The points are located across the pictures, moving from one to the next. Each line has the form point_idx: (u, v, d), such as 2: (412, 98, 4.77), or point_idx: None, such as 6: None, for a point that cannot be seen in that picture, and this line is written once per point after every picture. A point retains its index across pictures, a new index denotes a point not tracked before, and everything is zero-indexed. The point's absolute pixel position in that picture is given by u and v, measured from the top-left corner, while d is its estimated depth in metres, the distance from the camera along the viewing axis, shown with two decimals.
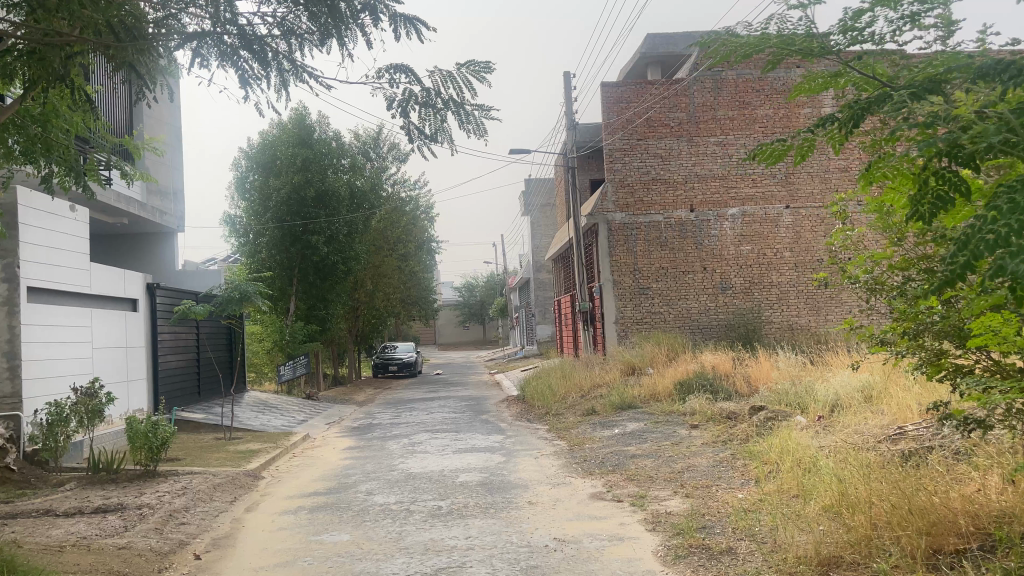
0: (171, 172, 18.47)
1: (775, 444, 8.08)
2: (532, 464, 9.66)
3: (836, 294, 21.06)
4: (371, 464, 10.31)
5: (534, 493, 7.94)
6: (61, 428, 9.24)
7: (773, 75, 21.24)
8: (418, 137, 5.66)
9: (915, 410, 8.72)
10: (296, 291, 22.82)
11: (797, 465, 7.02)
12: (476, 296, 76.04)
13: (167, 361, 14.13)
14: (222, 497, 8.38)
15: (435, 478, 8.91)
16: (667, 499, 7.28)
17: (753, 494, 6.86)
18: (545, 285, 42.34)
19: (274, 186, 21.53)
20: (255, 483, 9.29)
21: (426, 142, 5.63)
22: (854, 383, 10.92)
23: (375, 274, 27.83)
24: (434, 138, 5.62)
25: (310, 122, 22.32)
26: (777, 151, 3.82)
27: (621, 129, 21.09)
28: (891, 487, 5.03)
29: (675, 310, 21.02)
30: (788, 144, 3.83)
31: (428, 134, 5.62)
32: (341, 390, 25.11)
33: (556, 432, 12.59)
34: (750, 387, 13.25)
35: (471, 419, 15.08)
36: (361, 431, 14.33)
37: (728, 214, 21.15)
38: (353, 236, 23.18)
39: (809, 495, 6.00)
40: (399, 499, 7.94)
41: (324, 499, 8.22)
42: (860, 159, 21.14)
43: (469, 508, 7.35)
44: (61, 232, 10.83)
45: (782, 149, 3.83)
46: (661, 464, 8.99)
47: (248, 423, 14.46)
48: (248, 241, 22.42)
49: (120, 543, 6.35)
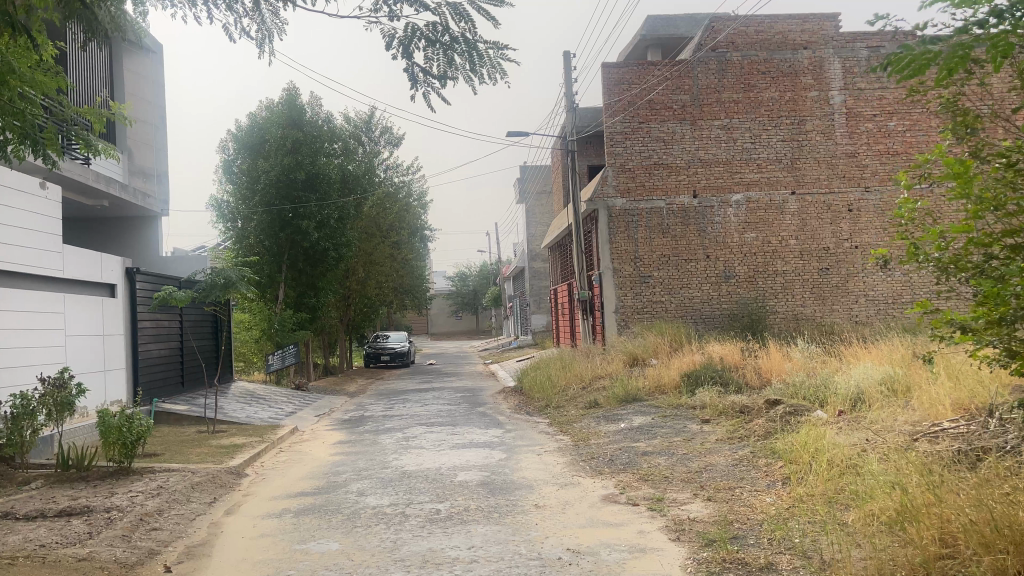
0: (156, 153, 17.78)
1: (803, 442, 7.45)
2: (535, 462, 9.00)
3: (842, 284, 20.40)
4: (363, 461, 9.62)
5: (541, 495, 7.28)
6: (27, 423, 8.49)
7: (780, 56, 20.60)
8: (423, 81, 4.97)
9: (948, 406, 8.18)
10: (285, 278, 22.04)
11: (833, 469, 6.39)
12: (469, 286, 75.24)
13: (147, 350, 13.41)
14: (200, 499, 7.69)
15: (432, 478, 8.24)
16: (688, 503, 6.65)
17: (786, 499, 6.24)
18: (541, 275, 41.69)
19: (262, 168, 20.74)
20: (238, 482, 8.61)
21: (432, 85, 4.94)
22: (875, 375, 10.31)
23: (367, 262, 27.08)
24: (441, 80, 4.93)
25: (301, 103, 21.51)
26: (919, 61, 3.48)
27: (621, 111, 20.48)
28: (963, 499, 4.45)
29: (677, 300, 20.38)
30: (936, 52, 3.46)
31: (435, 76, 4.93)
32: (332, 381, 24.39)
33: (558, 427, 11.94)
34: (761, 379, 12.64)
35: (467, 412, 14.42)
36: (352, 424, 13.65)
37: (732, 199, 20.51)
38: (345, 222, 22.44)
39: (860, 500, 5.40)
40: (393, 501, 7.27)
41: (313, 500, 7.55)
42: (869, 145, 20.58)
43: (470, 512, 6.69)
44: (30, 210, 10.13)
45: (930, 57, 3.45)
46: (676, 462, 8.34)
47: (234, 416, 13.76)
48: (236, 227, 21.62)
49: (81, 554, 5.66)
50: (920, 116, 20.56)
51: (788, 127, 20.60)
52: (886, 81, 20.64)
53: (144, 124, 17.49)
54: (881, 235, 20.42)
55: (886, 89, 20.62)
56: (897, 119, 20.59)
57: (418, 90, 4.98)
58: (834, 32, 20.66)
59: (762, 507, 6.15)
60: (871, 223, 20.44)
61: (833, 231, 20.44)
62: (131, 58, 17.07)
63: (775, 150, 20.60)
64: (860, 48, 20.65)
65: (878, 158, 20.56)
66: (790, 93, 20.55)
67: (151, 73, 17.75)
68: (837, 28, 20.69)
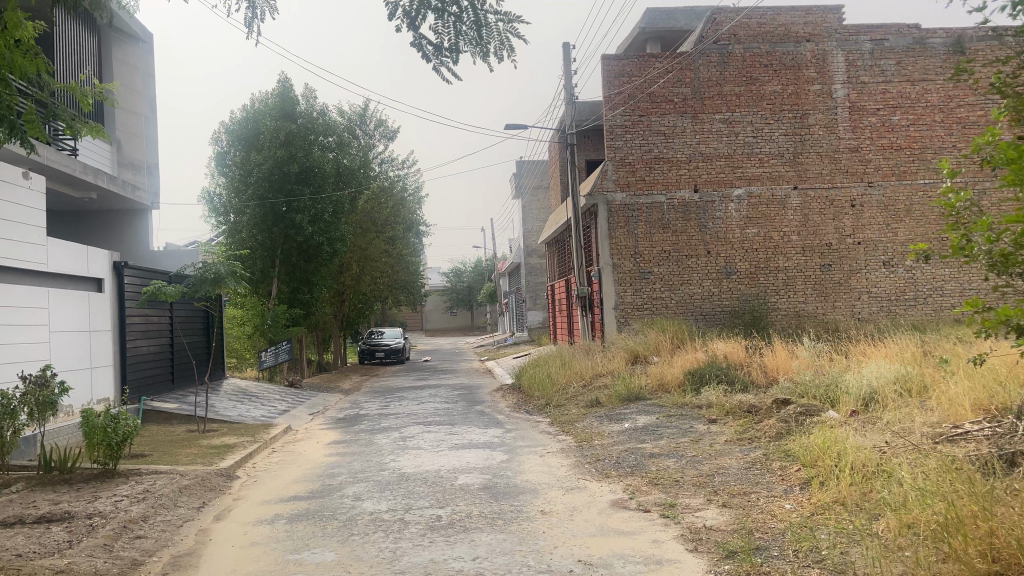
0: (146, 145, 17.40)
1: (820, 444, 7.13)
2: (538, 464, 8.67)
3: (845, 280, 20.10)
4: (359, 462, 9.27)
5: (546, 500, 6.93)
6: (7, 423, 8.09)
7: (782, 49, 20.28)
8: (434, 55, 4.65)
9: (968, 408, 7.87)
10: (278, 274, 21.62)
11: (856, 476, 6.06)
12: (465, 281, 74.81)
13: (135, 346, 13.03)
14: (189, 503, 7.32)
15: (431, 481, 7.89)
16: (703, 509, 6.32)
17: (809, 507, 5.90)
18: (537, 271, 41.37)
19: (255, 161, 20.32)
20: (228, 485, 8.23)
21: (445, 61, 4.61)
22: (887, 374, 10.00)
23: (362, 257, 26.69)
24: (452, 55, 4.62)
25: (294, 94, 21.09)
26: None
27: (622, 104, 20.16)
28: (1014, 512, 4.13)
29: (677, 296, 20.06)
30: None
31: (447, 51, 4.60)
32: (326, 377, 23.99)
33: (560, 427, 11.59)
34: (767, 377, 12.32)
35: (465, 410, 14.10)
36: (347, 423, 13.28)
37: (733, 195, 20.17)
38: (339, 216, 22.03)
39: (892, 511, 5.08)
40: (391, 506, 6.91)
41: (307, 505, 7.19)
42: (872, 139, 20.29)
43: (473, 519, 6.34)
44: (13, 202, 9.76)
45: None
46: (685, 465, 7.99)
47: (225, 414, 13.39)
48: (228, 221, 21.20)
49: (58, 566, 5.28)
50: (924, 110, 20.26)
51: (791, 121, 20.28)
52: (889, 74, 20.32)
53: (133, 116, 17.12)
54: (884, 231, 20.12)
55: (890, 83, 20.30)
56: (901, 113, 20.28)
57: (430, 65, 4.63)
58: (837, 25, 20.36)
59: (783, 515, 5.81)
60: (874, 219, 20.14)
61: (836, 227, 20.13)
62: (119, 47, 16.73)
63: (777, 144, 20.28)
64: (863, 41, 20.37)
65: (881, 153, 20.28)
66: (792, 86, 20.23)
67: (140, 64, 17.36)
68: (840, 21, 20.37)
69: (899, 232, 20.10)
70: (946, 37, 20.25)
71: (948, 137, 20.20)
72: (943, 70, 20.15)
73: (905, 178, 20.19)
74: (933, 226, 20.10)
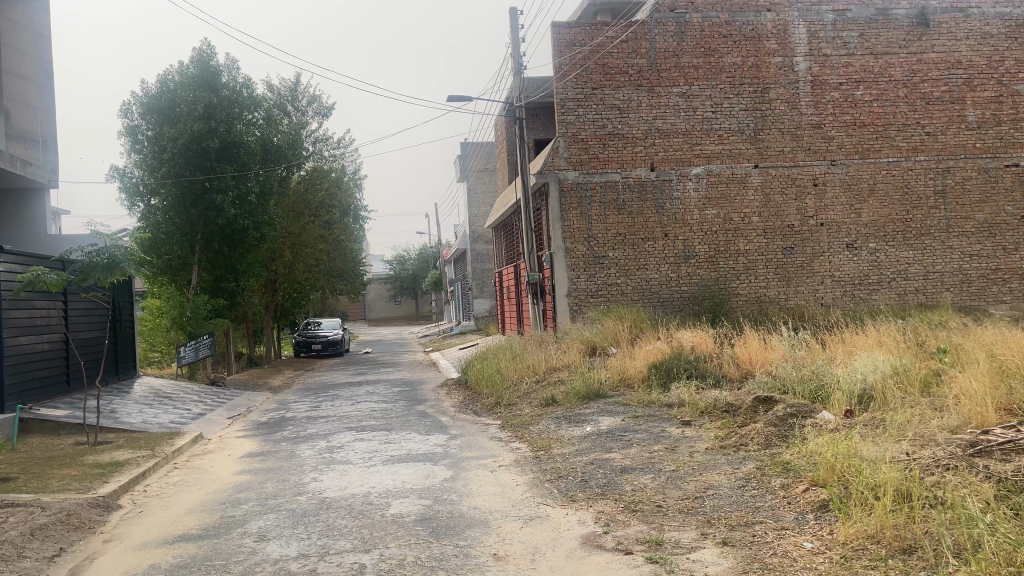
0: (40, 115, 15.44)
1: (830, 461, 5.81)
2: (489, 482, 7.23)
3: (808, 263, 19.12)
4: (271, 483, 7.72)
5: (501, 537, 5.50)
6: None
7: (741, 18, 19.12)
8: None
9: (991, 409, 6.63)
10: (199, 261, 19.68)
11: (894, 506, 4.74)
12: (409, 269, 72.84)
13: (15, 343, 11.18)
14: (40, 550, 5.69)
15: (356, 511, 6.36)
16: (700, 550, 4.96)
17: (841, 549, 4.57)
18: (483, 257, 39.85)
19: (169, 135, 18.36)
20: (102, 521, 6.60)
21: None
22: (883, 365, 8.83)
23: (295, 243, 24.87)
24: None
25: (215, 64, 19.19)
26: None
27: (573, 76, 18.80)
28: None
29: (633, 282, 18.82)
30: None
31: None
32: (254, 373, 22.06)
33: (511, 431, 10.17)
34: (742, 369, 11.08)
35: (404, 411, 12.57)
36: (269, 428, 11.63)
37: (692, 173, 18.99)
38: (267, 197, 20.17)
39: (970, 566, 3.78)
40: (301, 551, 5.39)
41: (194, 550, 5.61)
42: (835, 115, 19.28)
43: (404, 571, 4.87)
44: None
45: None
46: (666, 483, 6.62)
47: (125, 421, 11.58)
48: (144, 203, 19.17)
49: None
50: (887, 85, 19.34)
51: (750, 95, 19.15)
52: (852, 46, 19.34)
53: (27, 82, 15.14)
54: (847, 211, 19.16)
55: (852, 56, 19.33)
56: (864, 88, 19.32)
57: None
58: None
59: (808, 561, 4.48)
60: (838, 199, 19.14)
61: (798, 208, 19.11)
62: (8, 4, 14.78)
63: (737, 120, 19.13)
64: (825, 12, 19.32)
65: (844, 129, 19.29)
66: (752, 58, 19.12)
67: (33, 24, 15.41)
68: None
69: (863, 213, 19.18)
70: (909, 8, 19.43)
71: (913, 113, 19.32)
72: (905, 44, 19.40)
73: (869, 156, 19.22)
74: (897, 206, 19.25)
